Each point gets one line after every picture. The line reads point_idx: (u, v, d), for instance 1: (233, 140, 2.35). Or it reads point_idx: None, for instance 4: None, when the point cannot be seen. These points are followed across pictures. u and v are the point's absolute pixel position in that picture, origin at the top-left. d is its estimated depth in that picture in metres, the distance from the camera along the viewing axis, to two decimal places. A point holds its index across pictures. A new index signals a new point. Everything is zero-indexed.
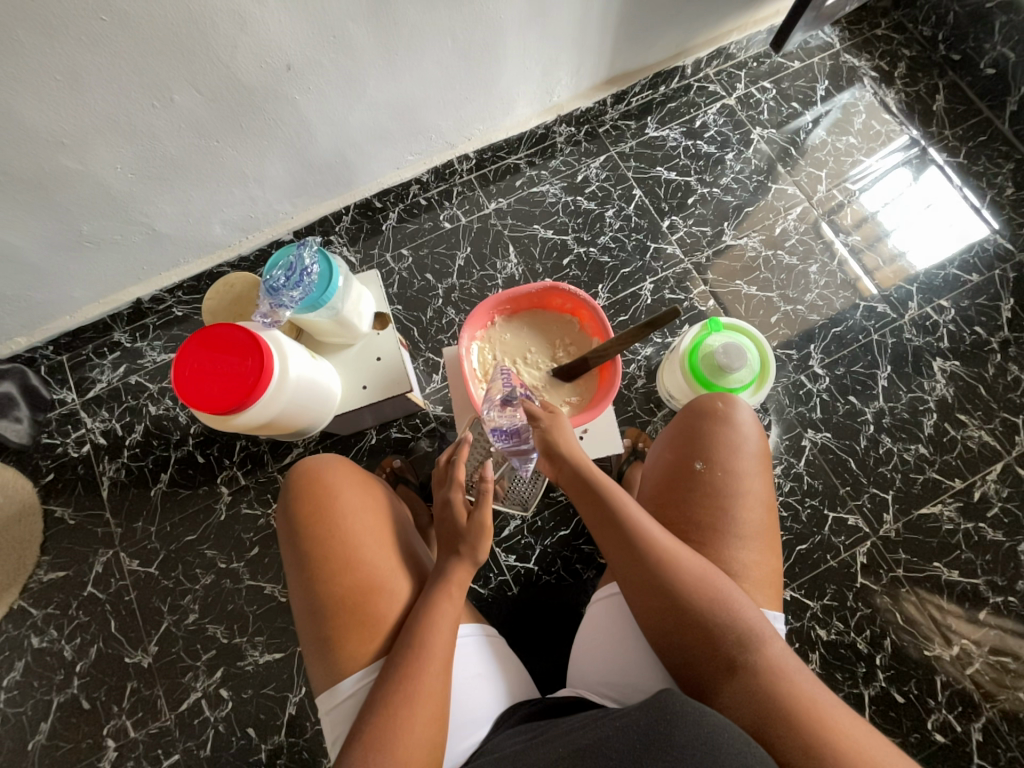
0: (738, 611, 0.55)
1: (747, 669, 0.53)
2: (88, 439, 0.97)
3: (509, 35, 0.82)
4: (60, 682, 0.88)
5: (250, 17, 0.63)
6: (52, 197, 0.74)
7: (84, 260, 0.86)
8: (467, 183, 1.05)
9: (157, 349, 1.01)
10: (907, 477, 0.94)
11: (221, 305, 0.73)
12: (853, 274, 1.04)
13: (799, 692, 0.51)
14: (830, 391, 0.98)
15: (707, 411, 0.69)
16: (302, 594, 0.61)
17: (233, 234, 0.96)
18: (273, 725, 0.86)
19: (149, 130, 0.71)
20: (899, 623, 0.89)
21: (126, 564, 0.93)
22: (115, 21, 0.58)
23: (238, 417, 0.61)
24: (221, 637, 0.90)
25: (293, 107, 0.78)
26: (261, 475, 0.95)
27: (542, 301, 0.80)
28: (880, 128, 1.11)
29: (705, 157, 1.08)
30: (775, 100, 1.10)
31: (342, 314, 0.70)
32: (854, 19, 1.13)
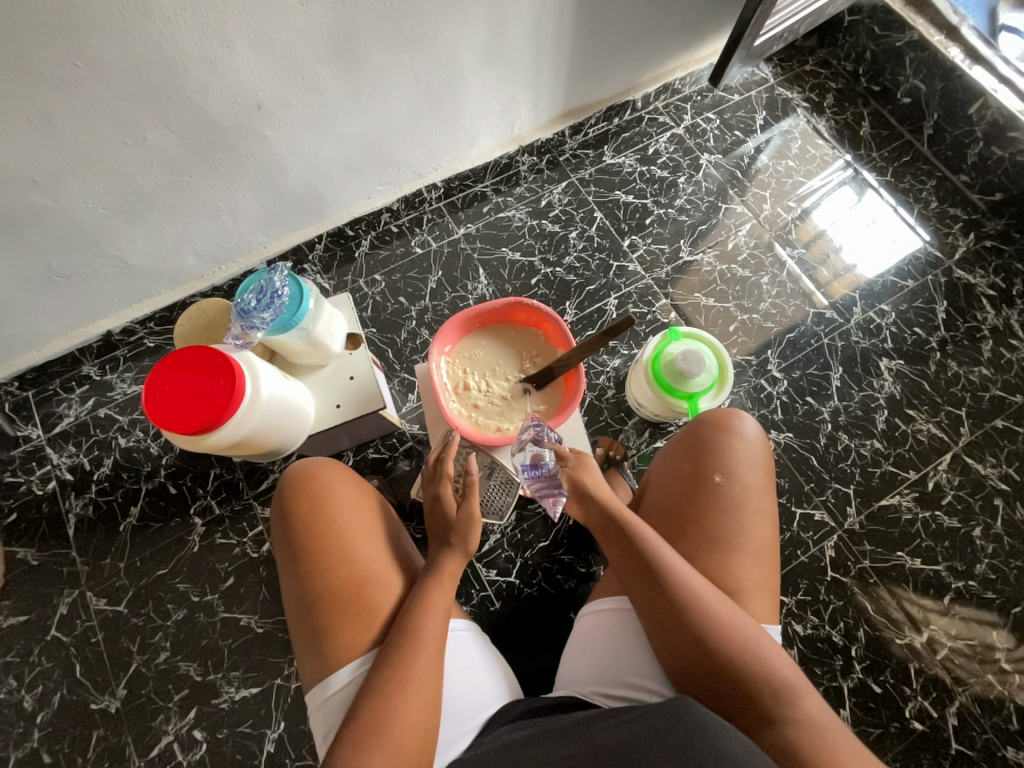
0: (769, 655, 0.55)
1: (783, 719, 0.52)
2: (53, 476, 0.95)
3: (469, 75, 0.89)
4: (19, 736, 0.83)
5: (221, 61, 0.67)
6: (23, 232, 0.75)
7: (52, 293, 0.86)
8: (436, 210, 1.10)
9: (127, 381, 1.00)
10: (866, 471, 0.99)
11: (193, 330, 0.74)
12: (805, 285, 1.11)
13: (840, 749, 0.50)
14: (789, 393, 1.03)
15: (719, 423, 0.71)
16: (295, 587, 0.61)
17: (206, 264, 0.97)
18: (250, 765, 0.83)
19: (123, 166, 0.74)
20: (871, 613, 0.92)
21: (93, 604, 0.89)
22: (89, 67, 0.61)
23: (210, 437, 0.62)
24: (194, 675, 0.86)
25: (266, 144, 0.82)
26: (236, 503, 0.94)
27: (508, 316, 0.83)
28: (816, 152, 1.21)
29: (659, 181, 1.15)
30: (719, 129, 1.20)
31: (314, 335, 0.72)
32: (784, 57, 1.25)
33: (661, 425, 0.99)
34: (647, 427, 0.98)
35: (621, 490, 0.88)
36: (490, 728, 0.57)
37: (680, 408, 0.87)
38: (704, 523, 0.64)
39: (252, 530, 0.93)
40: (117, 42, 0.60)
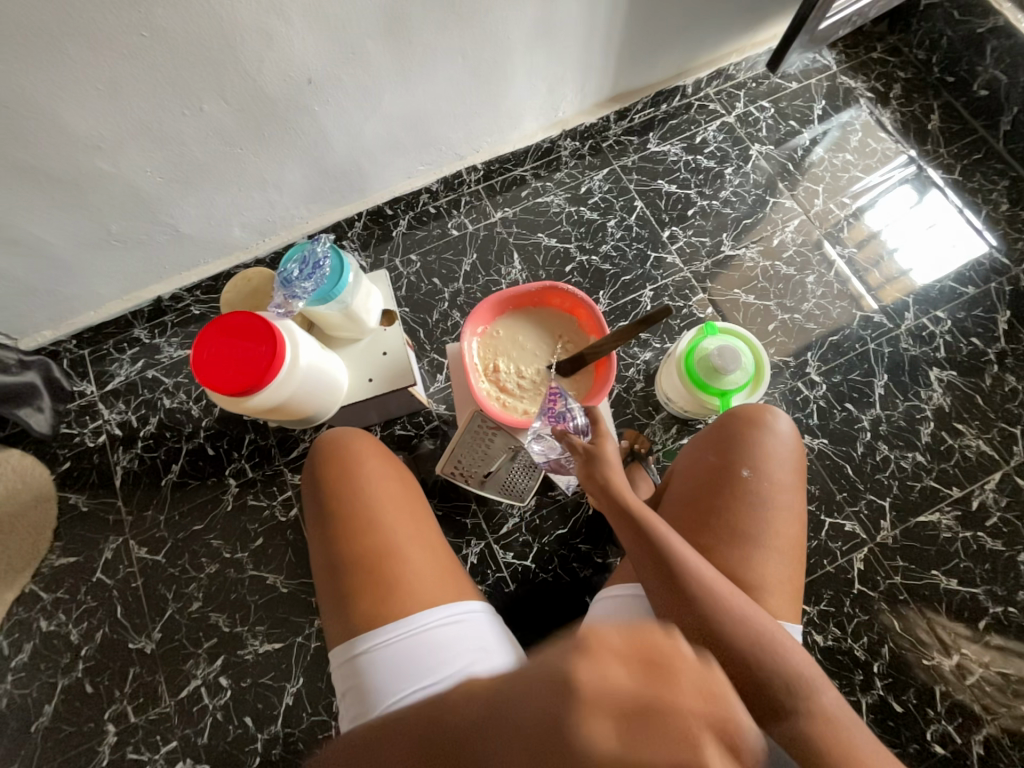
0: (779, 643, 0.54)
1: (787, 703, 0.51)
2: (104, 430, 1.01)
3: (516, 53, 0.87)
4: (66, 666, 0.91)
5: (277, 34, 0.69)
6: (87, 197, 0.79)
7: (110, 256, 0.91)
8: (474, 193, 1.10)
9: (174, 345, 1.05)
10: (904, 485, 0.95)
11: (239, 298, 0.76)
12: (854, 288, 1.06)
13: (851, 744, 0.50)
14: (827, 398, 0.99)
15: (752, 418, 0.69)
16: (321, 552, 0.63)
17: (251, 236, 1.01)
18: (270, 714, 0.88)
19: (179, 136, 0.76)
20: (897, 631, 0.88)
21: (134, 552, 0.95)
22: (154, 36, 0.63)
23: (251, 400, 0.64)
24: (223, 625, 0.92)
25: (313, 118, 0.83)
26: (268, 468, 0.98)
27: (542, 301, 0.83)
28: (877, 146, 1.14)
29: (705, 171, 1.12)
30: (773, 118, 1.14)
31: (351, 308, 0.73)
32: (850, 43, 1.17)
33: (690, 421, 0.97)
34: (674, 423, 0.97)
35: (643, 484, 0.87)
36: None
37: (712, 404, 0.85)
38: (727, 515, 0.63)
39: (282, 495, 0.98)
40: (180, 12, 0.62)
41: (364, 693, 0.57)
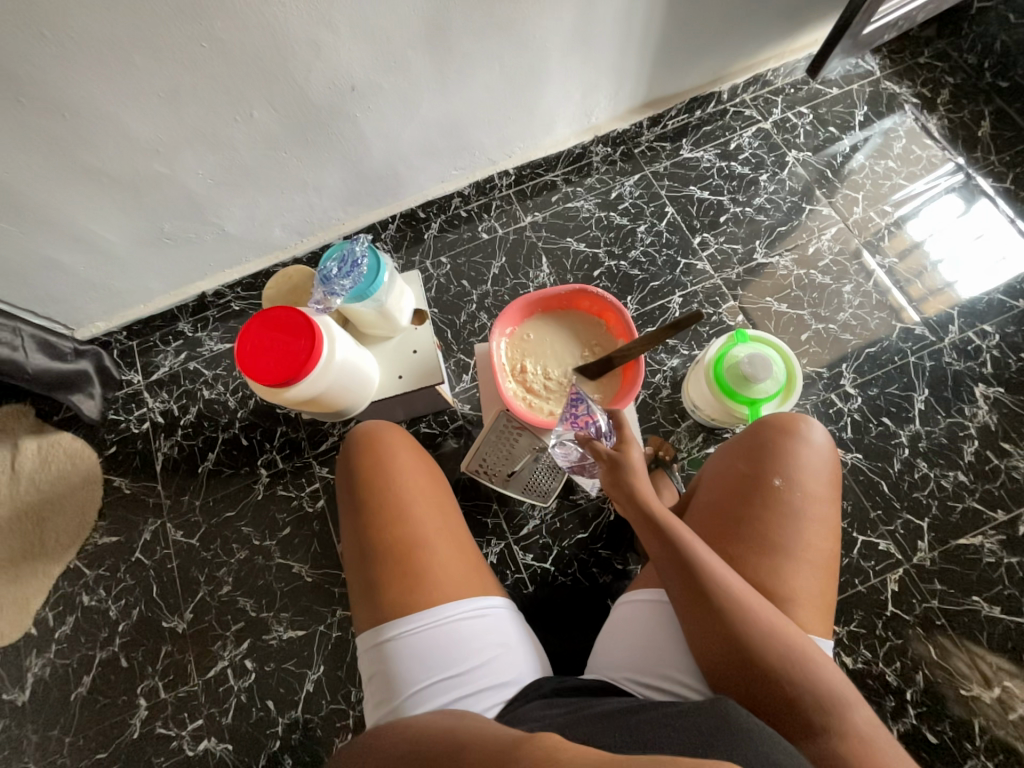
0: (810, 659, 0.52)
1: (817, 722, 0.50)
2: (148, 418, 1.07)
3: (552, 61, 0.89)
4: (104, 640, 0.95)
5: (325, 45, 0.72)
6: (144, 197, 0.84)
7: (161, 253, 0.96)
8: (505, 197, 1.11)
9: (214, 339, 1.10)
10: (944, 505, 0.91)
11: (280, 296, 0.79)
12: (895, 300, 1.02)
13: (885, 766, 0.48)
14: (862, 411, 0.96)
15: (785, 427, 0.68)
16: (352, 540, 0.65)
17: (291, 236, 1.05)
18: (291, 699, 0.90)
19: (230, 141, 0.81)
20: (933, 658, 0.84)
21: (171, 534, 1.00)
22: (213, 48, 0.67)
23: (289, 391, 0.67)
24: (250, 610, 0.95)
25: (354, 124, 0.86)
26: (298, 460, 1.02)
27: (571, 304, 0.84)
28: (922, 153, 1.10)
29: (739, 178, 1.10)
30: (812, 125, 1.12)
31: (385, 307, 0.75)
32: (895, 48, 1.14)
33: (716, 430, 0.95)
34: (700, 432, 0.96)
35: (667, 492, 0.86)
36: (520, 701, 0.57)
37: (741, 413, 0.84)
38: (757, 525, 0.62)
39: (309, 487, 1.01)
40: (238, 25, 0.66)
41: (390, 680, 0.59)
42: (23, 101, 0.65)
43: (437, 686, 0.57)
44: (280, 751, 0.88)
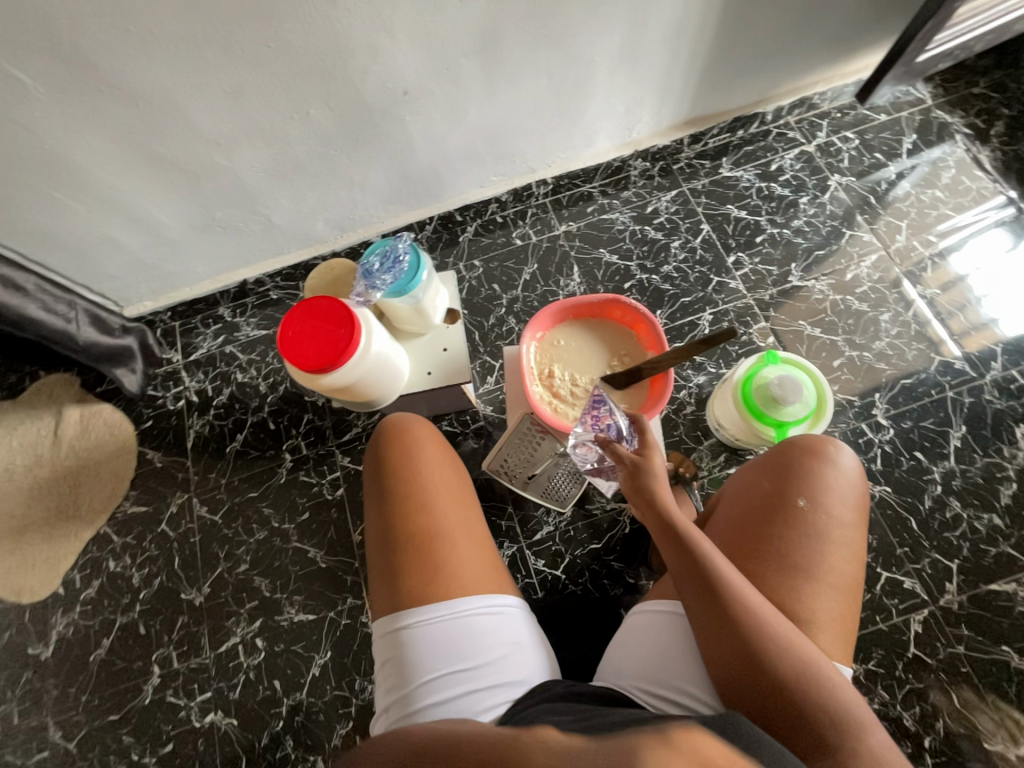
0: (829, 680, 0.51)
1: (833, 743, 0.49)
2: (184, 396, 1.11)
3: (599, 75, 0.90)
4: (125, 605, 0.99)
5: (383, 50, 0.75)
6: (201, 185, 0.89)
7: (211, 239, 1.01)
8: (542, 205, 1.13)
9: (251, 325, 1.14)
10: (977, 548, 0.87)
11: (322, 285, 0.82)
12: (935, 333, 0.99)
13: None
14: (894, 443, 0.93)
15: (813, 449, 0.67)
16: (375, 527, 0.66)
17: (332, 231, 1.09)
18: (297, 682, 0.92)
19: (286, 137, 0.84)
20: (955, 707, 0.81)
21: (196, 510, 1.04)
22: (278, 48, 0.71)
23: (325, 378, 0.69)
24: (264, 590, 0.97)
25: (403, 126, 0.89)
26: (321, 448, 1.04)
27: (603, 313, 0.84)
28: (972, 185, 1.08)
29: (778, 199, 1.09)
30: (857, 150, 1.11)
31: (421, 304, 0.77)
32: (949, 77, 1.12)
33: (739, 451, 0.94)
34: (723, 451, 0.95)
35: (686, 509, 0.85)
36: (526, 704, 0.57)
37: (768, 435, 0.82)
38: (781, 545, 0.60)
39: (330, 475, 1.03)
40: (304, 28, 0.69)
41: (403, 667, 0.60)
42: (101, 91, 0.70)
43: (448, 678, 0.58)
44: (282, 732, 0.90)
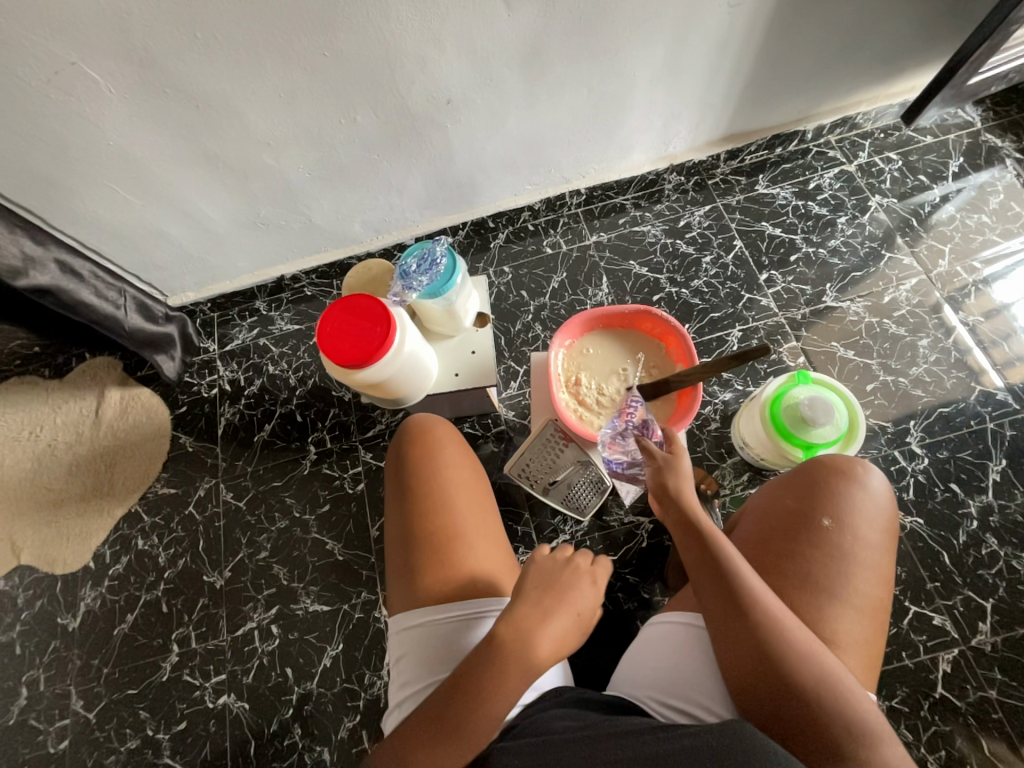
0: (858, 701, 0.49)
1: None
2: (217, 384, 1.15)
3: (639, 90, 0.91)
4: (150, 583, 1.02)
5: (430, 60, 0.78)
6: (249, 184, 0.93)
7: (253, 236, 1.05)
8: (574, 215, 1.14)
9: (285, 320, 1.18)
10: (1013, 588, 0.83)
11: (358, 284, 0.84)
12: (976, 362, 0.96)
13: None
14: (927, 473, 0.90)
15: (842, 468, 0.65)
16: (395, 523, 0.68)
17: (368, 232, 1.12)
18: (308, 671, 0.93)
19: (332, 141, 0.88)
20: (984, 754, 0.77)
21: (222, 495, 1.07)
22: (332, 57, 0.74)
23: (359, 373, 0.71)
24: (282, 578, 0.99)
25: (443, 133, 0.92)
26: (345, 442, 1.07)
27: (632, 324, 0.84)
28: (1022, 211, 1.04)
29: (815, 218, 1.08)
30: (900, 171, 1.09)
31: (453, 307, 0.79)
32: (1001, 100, 1.09)
33: (764, 471, 0.92)
34: (746, 470, 0.93)
35: None
36: (535, 710, 0.57)
37: (795, 457, 0.81)
38: (802, 556, 0.59)
39: (352, 469, 1.05)
40: (358, 39, 0.72)
41: (417, 662, 0.61)
42: (166, 92, 0.74)
43: None
44: (291, 720, 0.91)
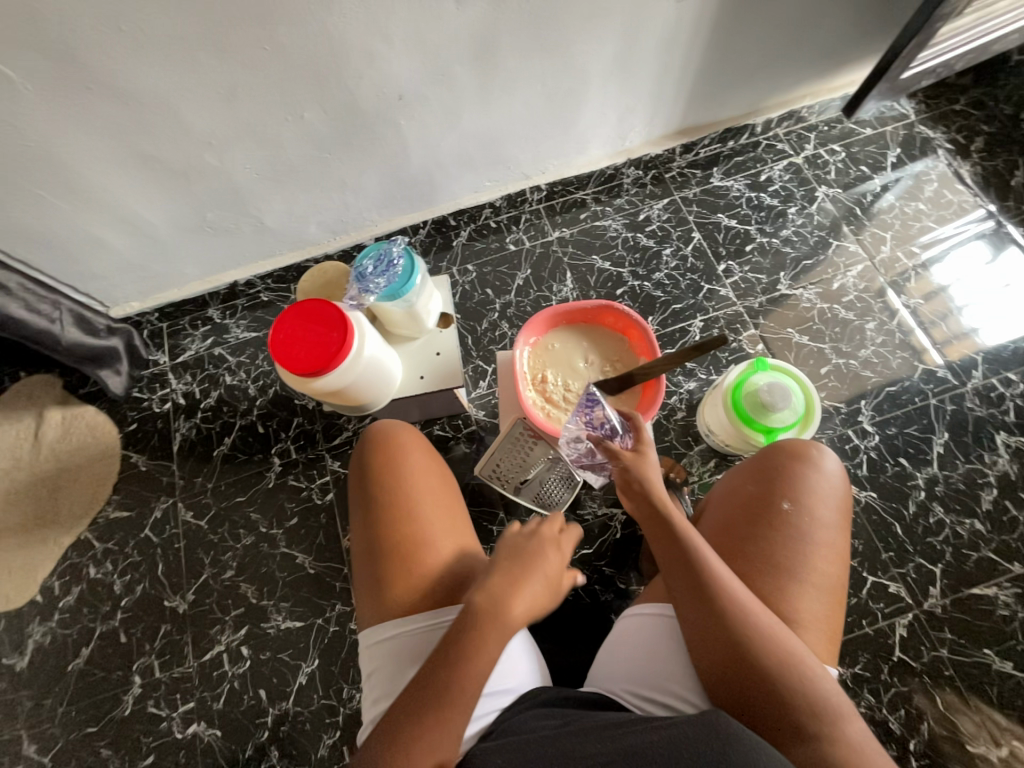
0: (821, 679, 0.51)
1: (827, 746, 0.48)
2: (170, 398, 1.09)
3: (593, 83, 0.91)
4: (106, 613, 0.96)
5: (377, 54, 0.75)
6: (191, 185, 0.88)
7: (202, 241, 1.00)
8: (535, 211, 1.14)
9: (241, 327, 1.13)
10: (959, 553, 0.89)
11: (314, 288, 0.81)
12: (918, 341, 1.02)
13: None
14: (879, 450, 0.95)
15: (797, 452, 0.68)
16: (361, 536, 0.66)
17: (324, 233, 1.08)
18: (283, 691, 0.90)
19: (278, 139, 0.84)
20: (939, 710, 0.82)
21: (181, 515, 1.01)
22: (274, 51, 0.71)
23: (317, 381, 0.69)
24: (251, 597, 0.96)
25: (397, 131, 0.89)
26: (311, 452, 1.03)
27: (595, 318, 0.85)
28: (954, 198, 1.11)
29: (767, 209, 1.11)
30: (843, 162, 1.13)
31: (414, 308, 0.77)
32: (932, 93, 1.16)
33: (729, 457, 0.95)
34: (713, 456, 0.96)
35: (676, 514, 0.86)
36: (514, 711, 0.57)
37: (756, 441, 0.83)
38: (765, 542, 0.61)
39: (320, 479, 1.02)
40: (300, 32, 0.69)
41: (390, 677, 0.59)
42: (90, 88, 0.69)
43: None
44: (267, 742, 0.88)
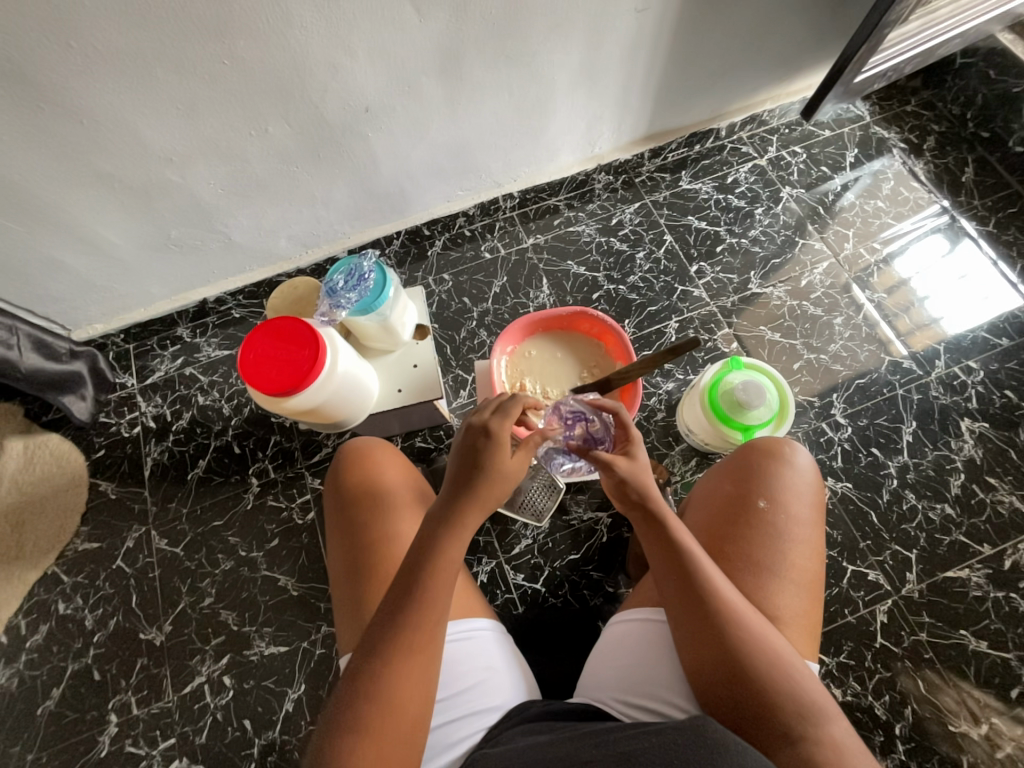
0: (804, 679, 0.52)
1: (813, 744, 0.49)
2: (139, 422, 1.05)
3: (559, 92, 0.92)
4: (77, 650, 0.92)
5: (341, 66, 0.75)
6: (153, 203, 0.85)
7: (167, 259, 0.97)
8: (509, 218, 1.14)
9: (212, 346, 1.10)
10: (932, 538, 0.92)
11: (285, 305, 0.80)
12: (884, 334, 1.05)
13: None
14: (852, 441, 0.98)
15: (771, 450, 0.69)
16: (339, 560, 0.64)
17: (295, 247, 1.06)
18: (268, 719, 0.87)
19: (243, 154, 0.82)
20: (921, 693, 0.84)
21: (155, 543, 0.98)
22: (233, 65, 0.69)
23: (290, 400, 0.67)
24: (232, 624, 0.93)
25: (365, 143, 0.89)
26: (290, 470, 1.01)
27: (571, 324, 0.86)
28: (910, 195, 1.15)
29: (735, 210, 1.14)
30: (805, 163, 1.17)
31: (389, 321, 0.76)
32: (884, 95, 1.20)
33: (709, 455, 0.97)
34: (694, 455, 0.97)
35: None
36: (505, 726, 0.56)
37: (734, 439, 0.85)
38: (746, 543, 0.62)
39: (301, 498, 1.00)
40: (260, 47, 0.68)
41: None
42: (40, 106, 0.67)
43: None
44: None
